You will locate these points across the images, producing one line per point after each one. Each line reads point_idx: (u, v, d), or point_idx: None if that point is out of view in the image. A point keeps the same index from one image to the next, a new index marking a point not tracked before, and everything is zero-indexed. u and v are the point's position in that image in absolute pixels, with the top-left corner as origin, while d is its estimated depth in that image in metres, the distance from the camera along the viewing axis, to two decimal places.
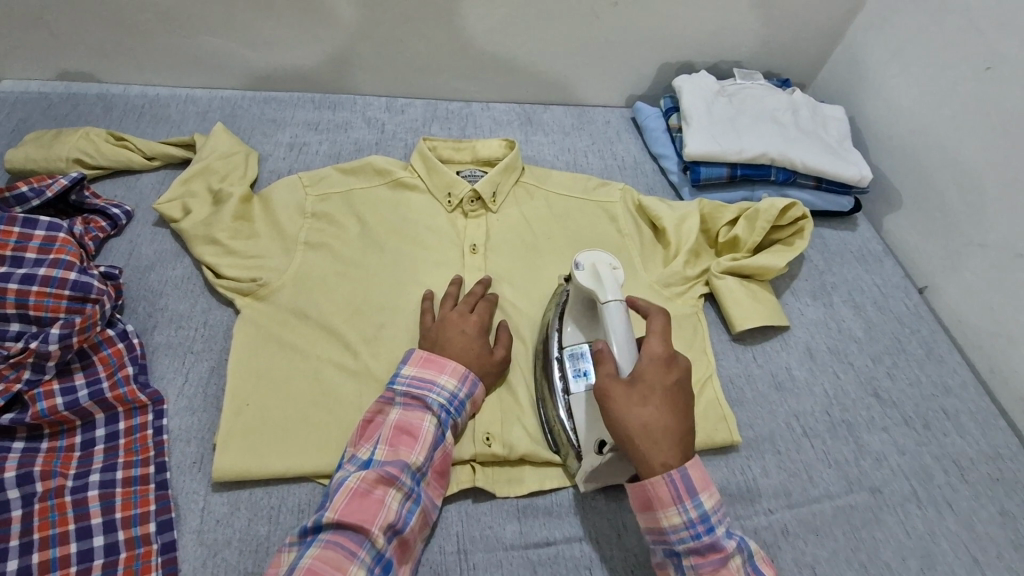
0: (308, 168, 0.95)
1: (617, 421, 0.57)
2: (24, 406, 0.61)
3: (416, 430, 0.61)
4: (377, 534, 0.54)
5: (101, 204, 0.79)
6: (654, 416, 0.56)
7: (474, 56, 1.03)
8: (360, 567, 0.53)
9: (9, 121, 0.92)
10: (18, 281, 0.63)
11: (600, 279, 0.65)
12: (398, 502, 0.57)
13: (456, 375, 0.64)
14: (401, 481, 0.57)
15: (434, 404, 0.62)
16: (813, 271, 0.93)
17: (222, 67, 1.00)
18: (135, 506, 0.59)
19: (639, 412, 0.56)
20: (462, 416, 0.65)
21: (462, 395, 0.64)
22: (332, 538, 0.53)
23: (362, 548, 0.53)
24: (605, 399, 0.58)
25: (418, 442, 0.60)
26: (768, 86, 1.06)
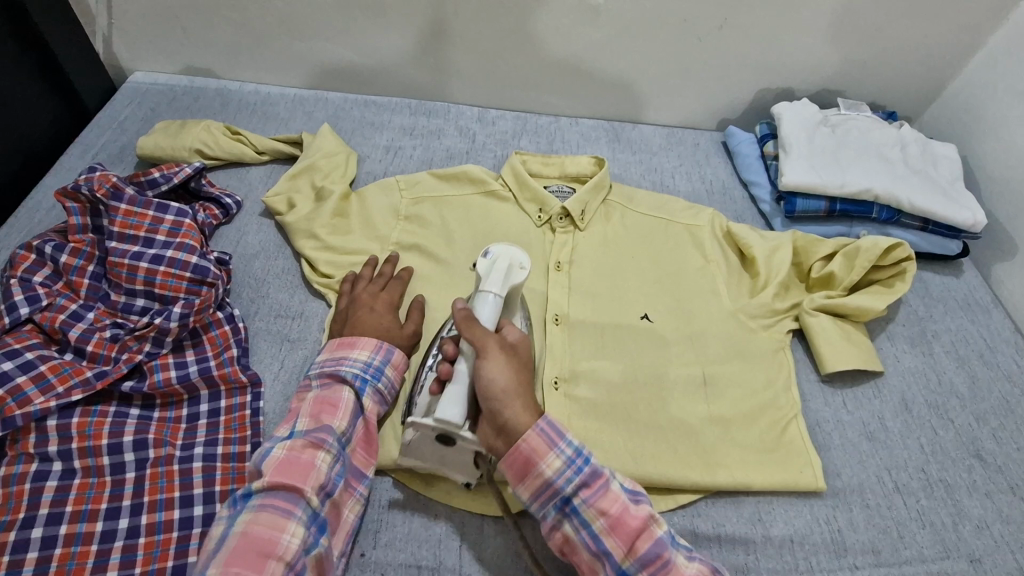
0: (403, 171, 0.98)
1: (486, 384, 0.58)
2: (142, 375, 0.65)
3: (335, 399, 0.62)
4: (310, 494, 0.56)
5: (215, 193, 0.84)
6: (530, 426, 0.57)
7: (571, 72, 1.04)
8: (297, 524, 0.54)
9: (140, 109, 1.00)
10: (148, 261, 0.68)
11: (492, 270, 0.67)
12: (329, 464, 0.58)
13: (369, 346, 0.66)
14: (328, 444, 0.59)
15: (348, 376, 0.64)
16: (912, 316, 0.88)
17: (331, 71, 1.05)
18: (232, 482, 0.62)
19: (502, 395, 0.57)
20: (385, 382, 0.66)
21: (379, 362, 0.66)
22: (264, 501, 0.55)
23: (298, 507, 0.55)
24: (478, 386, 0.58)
25: (340, 410, 0.62)
26: (875, 118, 1.01)
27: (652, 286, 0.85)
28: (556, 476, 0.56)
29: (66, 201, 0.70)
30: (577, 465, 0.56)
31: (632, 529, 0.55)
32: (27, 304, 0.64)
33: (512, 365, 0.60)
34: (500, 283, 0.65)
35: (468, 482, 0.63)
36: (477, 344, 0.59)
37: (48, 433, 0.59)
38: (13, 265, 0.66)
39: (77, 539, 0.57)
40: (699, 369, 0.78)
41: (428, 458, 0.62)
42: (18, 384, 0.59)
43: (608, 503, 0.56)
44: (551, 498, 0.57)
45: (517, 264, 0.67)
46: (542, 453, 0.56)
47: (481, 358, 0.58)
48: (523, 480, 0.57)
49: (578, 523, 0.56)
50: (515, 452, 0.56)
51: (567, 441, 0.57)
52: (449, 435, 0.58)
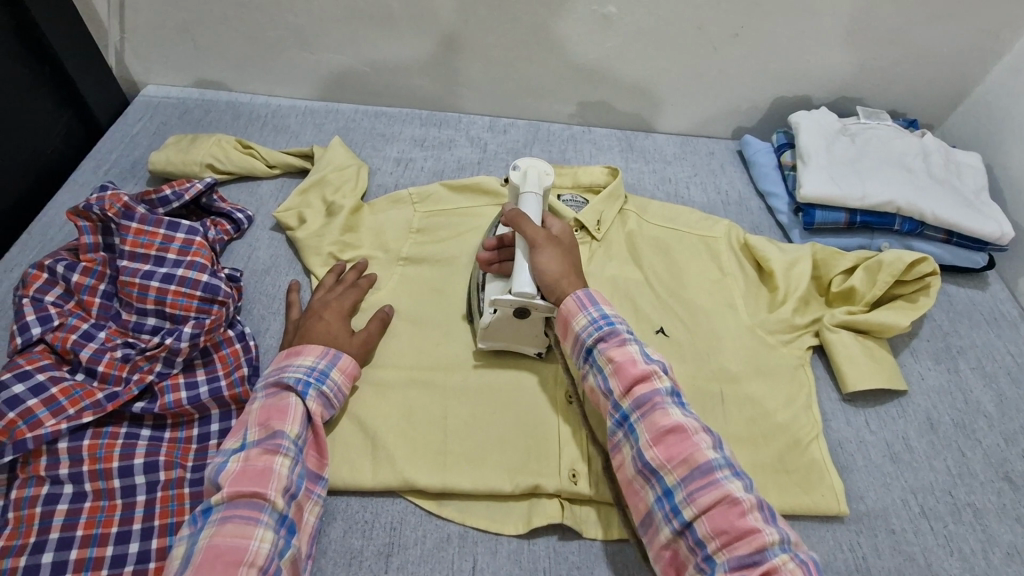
0: (414, 184, 0.97)
1: (544, 268, 0.65)
2: (153, 396, 0.65)
3: (284, 406, 0.61)
4: (274, 496, 0.55)
5: (227, 208, 0.84)
6: (569, 292, 0.66)
7: (583, 82, 1.03)
8: (265, 529, 0.53)
9: (151, 123, 1.00)
10: (159, 280, 0.68)
11: (526, 178, 0.73)
12: (288, 467, 0.57)
13: (315, 352, 0.66)
14: (285, 447, 0.58)
15: (294, 381, 0.63)
16: (936, 331, 0.86)
17: (342, 82, 1.05)
18: None
19: (556, 276, 0.66)
20: (331, 385, 0.65)
21: (324, 366, 0.66)
22: (226, 513, 0.53)
23: (262, 512, 0.54)
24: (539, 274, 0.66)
25: (290, 415, 0.61)
26: (895, 127, 0.99)
27: (667, 300, 0.83)
28: (581, 331, 0.64)
29: (78, 220, 0.70)
30: (601, 324, 0.63)
31: (660, 427, 0.57)
32: (39, 324, 0.64)
33: (560, 253, 0.68)
34: (537, 185, 0.72)
35: (540, 351, 0.72)
36: (531, 237, 0.67)
37: (59, 455, 0.59)
38: (25, 285, 0.66)
39: (87, 564, 0.56)
40: (716, 387, 0.76)
41: (504, 334, 0.70)
42: (30, 407, 0.59)
43: (624, 356, 0.61)
44: (579, 350, 0.64)
45: (545, 171, 0.74)
46: (573, 313, 0.64)
47: (533, 249, 0.66)
48: (564, 335, 0.66)
49: (597, 370, 0.63)
50: (558, 311, 0.66)
51: (596, 307, 0.64)
52: (526, 307, 0.67)
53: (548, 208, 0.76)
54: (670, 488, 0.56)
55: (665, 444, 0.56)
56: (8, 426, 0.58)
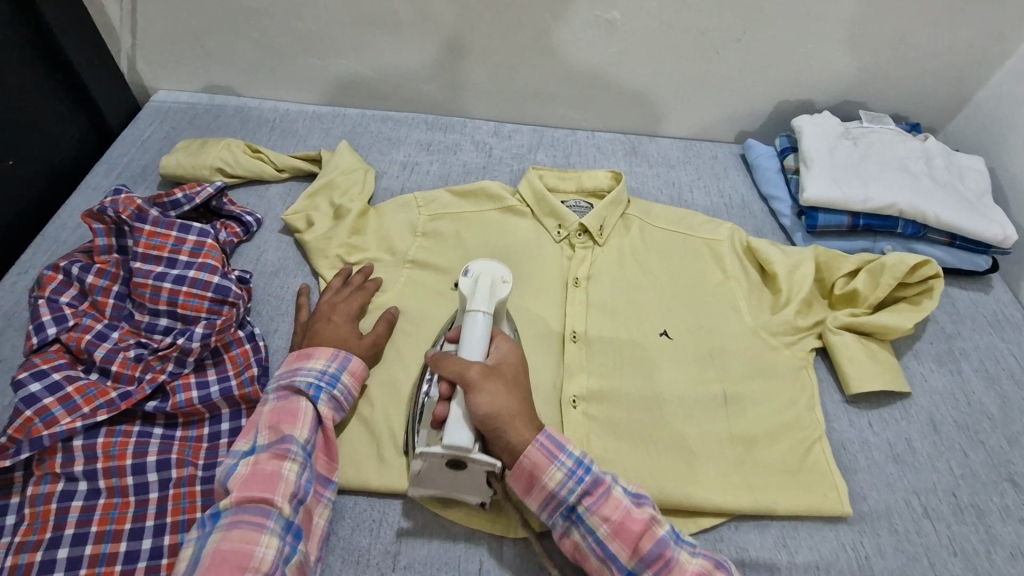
0: (420, 188, 0.98)
1: (488, 411, 0.58)
2: (165, 395, 0.66)
3: (294, 410, 0.63)
4: (281, 502, 0.57)
5: (236, 211, 0.85)
6: (531, 438, 0.60)
7: (588, 87, 1.04)
8: (271, 535, 0.55)
9: (162, 127, 1.01)
10: (171, 282, 0.69)
11: (476, 288, 0.65)
12: (296, 472, 0.59)
13: (325, 355, 0.67)
14: (293, 453, 0.60)
15: (305, 386, 0.64)
16: (939, 333, 0.86)
17: (349, 88, 1.07)
18: None
19: (502, 420, 0.59)
20: (342, 389, 0.66)
21: (334, 370, 0.67)
22: (234, 517, 0.55)
23: (269, 518, 0.55)
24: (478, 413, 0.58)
25: (300, 419, 0.62)
26: (898, 131, 0.99)
27: (671, 302, 0.84)
28: (558, 488, 0.59)
29: (93, 222, 0.71)
30: (578, 473, 0.59)
31: (634, 532, 0.58)
32: (55, 324, 0.66)
33: (506, 391, 0.61)
34: (487, 300, 0.65)
35: (483, 502, 0.63)
36: (462, 376, 0.58)
37: (74, 453, 0.60)
38: (41, 286, 0.68)
39: (101, 559, 0.57)
40: (719, 388, 0.77)
41: (440, 483, 0.62)
42: (46, 405, 0.60)
43: (611, 510, 0.59)
44: (556, 508, 0.60)
45: (500, 278, 0.67)
46: (544, 466, 0.59)
47: (468, 391, 0.58)
48: (529, 490, 0.60)
49: (585, 530, 0.59)
50: (520, 466, 0.60)
51: (566, 453, 0.60)
52: (458, 460, 0.58)
53: (501, 318, 0.69)
54: None
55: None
56: (25, 424, 0.59)
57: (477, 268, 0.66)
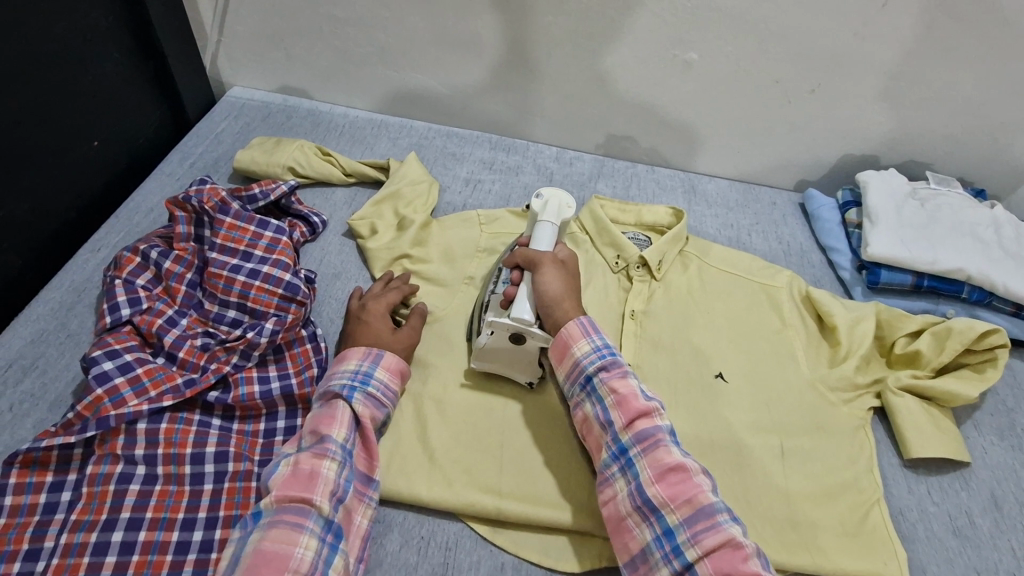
0: (482, 205, 0.99)
1: (546, 293, 0.68)
2: (226, 387, 0.66)
3: (332, 411, 0.62)
4: (319, 502, 0.55)
5: (304, 211, 0.87)
6: (573, 318, 0.68)
7: (653, 123, 1.05)
8: (309, 536, 0.53)
9: (236, 122, 1.04)
10: (245, 274, 0.71)
11: (545, 209, 0.75)
12: (335, 471, 0.57)
13: (359, 354, 0.67)
14: (331, 452, 0.58)
15: (339, 385, 0.63)
16: (1000, 405, 0.84)
17: (418, 101, 1.09)
18: None
19: (556, 299, 0.68)
20: (377, 385, 0.65)
21: (368, 367, 0.66)
22: (274, 518, 0.54)
23: (308, 519, 0.54)
24: (539, 295, 0.68)
25: (337, 419, 0.61)
26: (966, 195, 0.98)
27: (727, 345, 0.83)
28: (582, 356, 0.65)
29: (175, 210, 0.74)
30: (604, 354, 0.65)
31: (666, 466, 0.58)
32: (128, 306, 0.67)
33: (563, 277, 0.70)
34: (555, 215, 0.74)
35: (531, 382, 0.72)
36: (536, 261, 0.70)
37: (137, 437, 0.60)
38: (118, 267, 0.69)
39: (153, 547, 0.57)
40: (776, 438, 0.75)
41: (500, 357, 0.71)
42: (116, 385, 0.61)
43: (622, 386, 0.63)
44: (578, 378, 0.66)
45: (566, 204, 0.76)
46: (573, 354, 0.66)
47: (538, 271, 0.69)
48: (561, 361, 0.67)
49: (595, 399, 0.64)
50: (559, 335, 0.67)
51: (598, 334, 0.67)
52: (521, 335, 0.68)
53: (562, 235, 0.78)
54: (672, 528, 0.56)
55: (669, 483, 0.57)
56: (94, 402, 0.60)
57: (548, 191, 0.76)
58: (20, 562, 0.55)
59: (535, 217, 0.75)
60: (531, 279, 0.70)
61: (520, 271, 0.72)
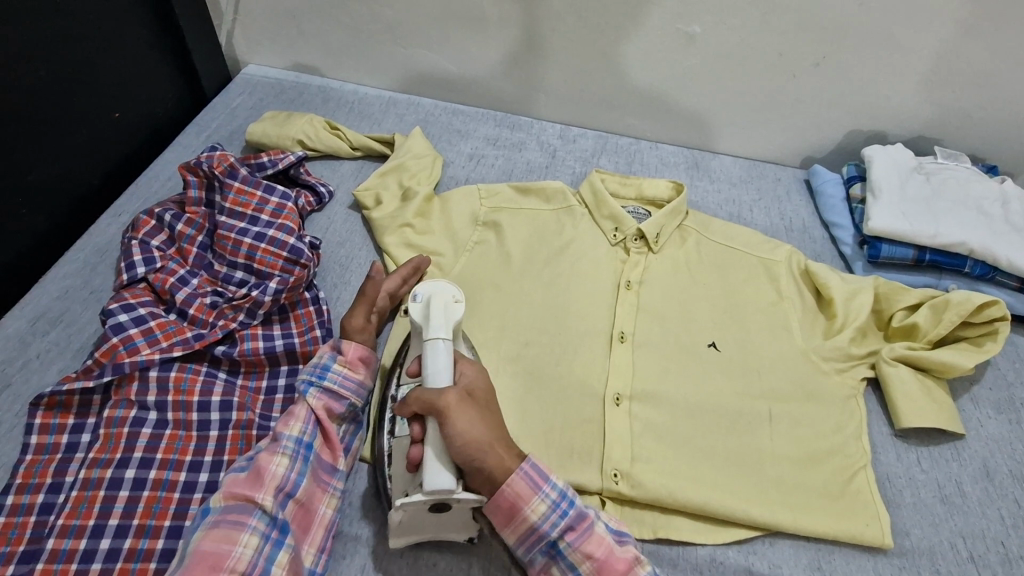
0: (484, 179, 1.01)
1: (461, 440, 0.56)
2: (233, 342, 0.70)
3: (291, 408, 0.64)
4: (263, 498, 0.56)
5: (311, 181, 0.90)
6: (513, 470, 0.57)
7: (657, 98, 1.06)
8: (251, 533, 0.55)
9: (250, 98, 1.08)
10: (252, 237, 0.75)
11: (428, 313, 0.65)
12: (284, 466, 0.59)
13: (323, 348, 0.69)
14: (281, 448, 0.60)
15: (298, 381, 0.65)
16: (1000, 380, 0.83)
17: (425, 78, 1.11)
18: None
19: (480, 447, 0.57)
20: (335, 378, 0.66)
21: (328, 360, 0.67)
22: (218, 517, 0.55)
23: (252, 516, 0.55)
24: (454, 438, 0.56)
25: (292, 417, 0.63)
26: (975, 170, 0.97)
27: (721, 316, 0.84)
28: (541, 521, 0.57)
29: (188, 175, 0.78)
30: (562, 510, 0.57)
31: (617, 571, 0.56)
32: (144, 265, 0.71)
33: (479, 414, 0.59)
34: (444, 323, 0.64)
35: (470, 538, 0.62)
36: (436, 406, 0.58)
37: (149, 383, 0.65)
38: (136, 228, 0.74)
39: (163, 484, 0.61)
40: (765, 405, 0.76)
41: (421, 528, 0.61)
42: (131, 334, 0.66)
43: (593, 545, 0.57)
44: (538, 544, 0.57)
45: (452, 299, 0.66)
46: (527, 498, 0.56)
47: (444, 419, 0.57)
48: (511, 527, 0.57)
49: (564, 564, 0.57)
50: (502, 498, 0.57)
51: (550, 484, 0.58)
52: (443, 501, 0.58)
53: (456, 339, 0.68)
54: None
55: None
56: (110, 349, 0.65)
57: (423, 292, 0.66)
58: (44, 493, 0.60)
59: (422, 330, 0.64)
60: (438, 430, 0.58)
61: (421, 424, 0.60)
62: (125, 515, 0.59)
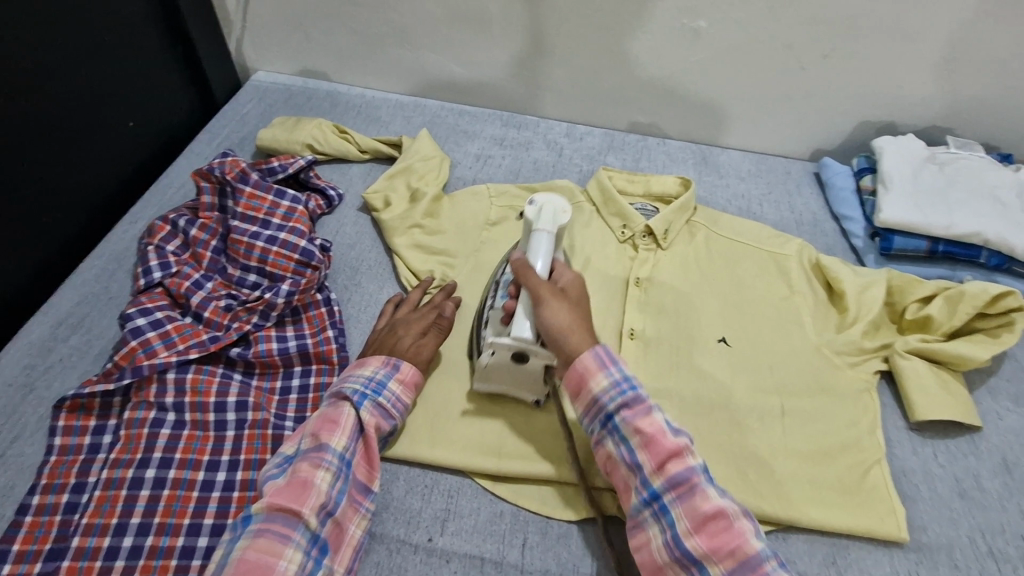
0: (492, 179, 1.02)
1: (549, 324, 0.63)
2: (247, 344, 0.72)
3: (337, 416, 0.62)
4: (308, 515, 0.55)
5: (322, 185, 0.91)
6: (587, 348, 0.63)
7: (663, 95, 1.06)
8: (294, 549, 0.54)
9: (260, 104, 1.09)
10: (264, 241, 0.76)
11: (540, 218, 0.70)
12: (328, 483, 0.57)
13: (376, 361, 0.67)
14: (327, 463, 0.58)
15: (349, 391, 0.63)
16: (1018, 371, 0.82)
17: (432, 80, 1.12)
18: None
19: (563, 331, 0.63)
20: (388, 396, 0.65)
21: (382, 376, 0.66)
22: (262, 525, 0.54)
23: (295, 531, 0.54)
24: (541, 326, 0.64)
25: (339, 427, 0.61)
26: (989, 160, 0.95)
27: (732, 311, 0.84)
28: (602, 394, 0.61)
29: (201, 181, 0.80)
30: (623, 389, 0.60)
31: (664, 449, 0.57)
32: (160, 270, 0.73)
33: (570, 309, 0.65)
34: (551, 223, 0.70)
35: (538, 400, 0.71)
36: (534, 289, 0.64)
37: (167, 385, 0.66)
38: (151, 234, 0.76)
39: (182, 484, 0.62)
40: (777, 399, 0.76)
41: (502, 377, 0.70)
42: (148, 338, 0.68)
43: (648, 424, 0.59)
44: (598, 415, 0.61)
45: (562, 209, 0.71)
46: (591, 372, 0.61)
47: (540, 301, 0.64)
48: (577, 397, 0.62)
49: (618, 439, 0.60)
50: (572, 368, 0.62)
51: (617, 366, 0.62)
52: (523, 352, 0.65)
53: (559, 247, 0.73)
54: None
55: (708, 533, 0.54)
56: (129, 353, 0.66)
57: (540, 198, 0.70)
58: (68, 494, 0.61)
59: (530, 226, 0.71)
60: (534, 313, 0.64)
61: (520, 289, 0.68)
62: (146, 514, 0.60)
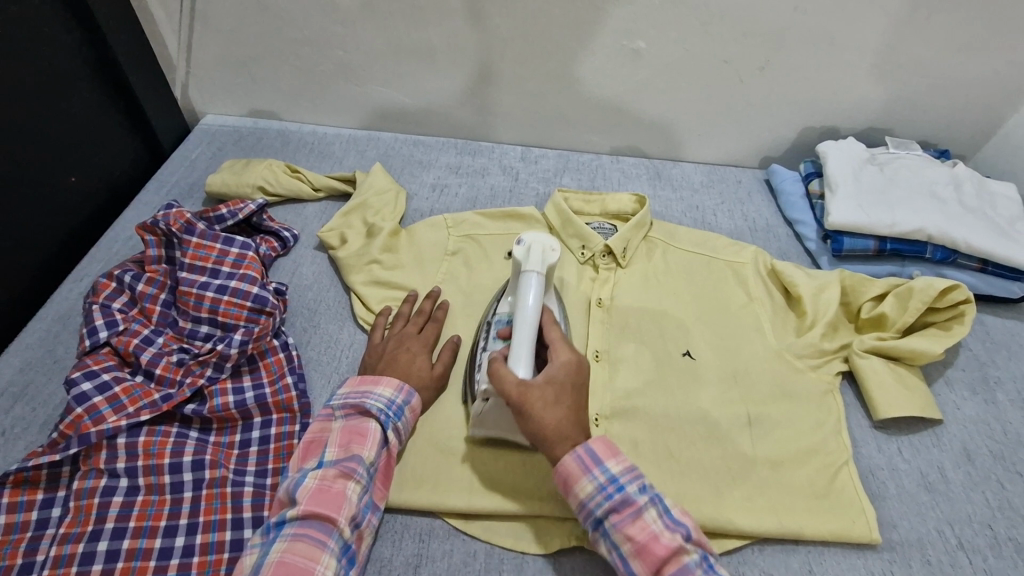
0: (449, 209, 1.02)
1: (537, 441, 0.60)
2: (202, 399, 0.70)
3: (364, 431, 0.62)
4: (344, 524, 0.56)
5: (275, 227, 0.90)
6: (572, 451, 0.60)
7: (612, 114, 1.07)
8: (330, 555, 0.54)
9: (209, 149, 1.08)
10: (214, 291, 0.74)
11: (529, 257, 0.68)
12: (358, 494, 0.58)
13: (392, 385, 0.65)
14: (359, 475, 0.58)
15: (372, 410, 0.63)
16: (972, 361, 0.85)
17: (384, 113, 1.12)
18: (263, 508, 0.64)
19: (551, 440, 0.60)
20: (405, 421, 0.65)
21: (401, 401, 0.65)
22: (299, 530, 0.54)
23: (332, 537, 0.55)
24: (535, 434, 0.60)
25: (369, 441, 0.61)
26: (926, 157, 1.00)
27: (694, 323, 0.84)
28: (587, 500, 0.58)
29: (145, 235, 0.78)
30: (611, 492, 0.57)
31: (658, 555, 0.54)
32: (106, 328, 0.70)
33: (565, 412, 0.61)
34: (540, 264, 0.67)
35: None
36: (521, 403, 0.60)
37: (117, 450, 0.64)
38: (95, 293, 0.73)
39: (137, 554, 0.60)
40: (743, 408, 0.77)
41: (500, 423, 0.67)
42: (95, 403, 0.65)
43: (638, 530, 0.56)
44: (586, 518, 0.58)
45: (550, 246, 0.69)
46: (576, 477, 0.58)
47: (527, 412, 0.60)
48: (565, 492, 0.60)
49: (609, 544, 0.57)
50: (560, 468, 0.59)
51: (601, 467, 0.58)
52: None
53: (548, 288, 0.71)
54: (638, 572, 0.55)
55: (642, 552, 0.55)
56: (75, 421, 0.63)
57: (528, 237, 0.69)
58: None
59: (520, 266, 0.69)
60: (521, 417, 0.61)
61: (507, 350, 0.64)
62: None
